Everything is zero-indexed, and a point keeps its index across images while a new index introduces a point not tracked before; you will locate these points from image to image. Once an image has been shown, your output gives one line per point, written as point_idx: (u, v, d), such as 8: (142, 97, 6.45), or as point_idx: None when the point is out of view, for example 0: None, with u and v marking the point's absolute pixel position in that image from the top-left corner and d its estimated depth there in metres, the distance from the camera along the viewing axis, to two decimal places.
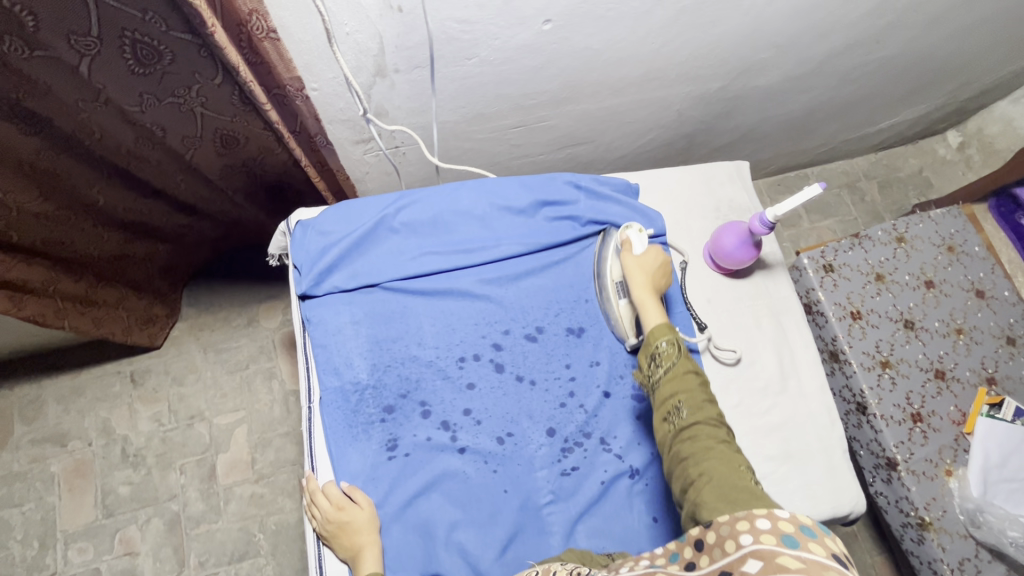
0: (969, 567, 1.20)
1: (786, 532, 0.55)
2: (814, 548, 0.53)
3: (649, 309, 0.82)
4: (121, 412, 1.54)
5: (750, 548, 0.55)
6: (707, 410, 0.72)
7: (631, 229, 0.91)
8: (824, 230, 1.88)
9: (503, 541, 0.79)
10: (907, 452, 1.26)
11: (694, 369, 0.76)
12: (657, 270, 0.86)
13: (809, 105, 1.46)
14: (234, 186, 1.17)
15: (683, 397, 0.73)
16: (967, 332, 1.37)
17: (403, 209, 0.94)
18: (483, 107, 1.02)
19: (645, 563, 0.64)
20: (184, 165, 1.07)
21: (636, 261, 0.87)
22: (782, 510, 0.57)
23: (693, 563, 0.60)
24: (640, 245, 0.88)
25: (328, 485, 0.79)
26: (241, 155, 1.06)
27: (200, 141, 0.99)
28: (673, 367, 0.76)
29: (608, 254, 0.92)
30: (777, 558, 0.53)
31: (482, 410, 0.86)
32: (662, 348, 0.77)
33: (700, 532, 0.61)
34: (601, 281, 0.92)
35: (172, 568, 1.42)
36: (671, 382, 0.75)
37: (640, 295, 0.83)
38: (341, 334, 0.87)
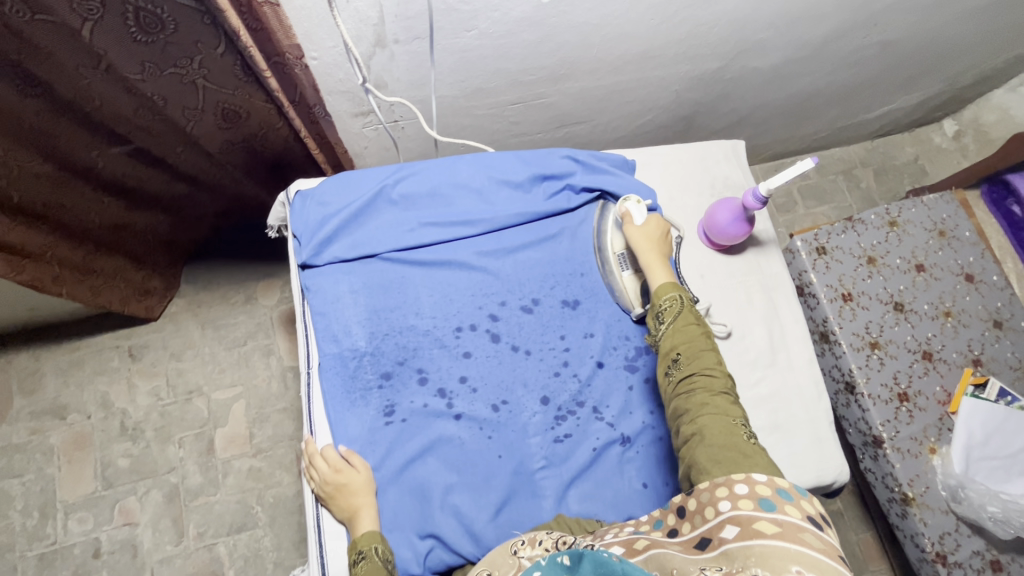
0: (949, 541, 1.23)
1: (762, 496, 0.58)
2: (790, 510, 0.56)
3: (654, 270, 0.85)
4: (120, 386, 1.55)
5: (728, 513, 0.58)
6: (705, 357, 0.74)
7: (628, 200, 0.93)
8: (818, 215, 1.90)
9: (496, 504, 0.81)
10: (893, 430, 1.29)
11: (696, 321, 0.79)
12: (660, 237, 0.89)
13: (807, 89, 1.47)
14: (235, 162, 1.18)
15: (681, 348, 0.76)
16: (955, 315, 1.39)
17: (401, 180, 0.95)
18: (482, 82, 1.03)
19: (630, 530, 0.68)
20: (185, 138, 1.08)
21: (638, 231, 0.90)
22: (760, 475, 0.60)
23: (676, 529, 0.63)
24: (640, 216, 0.91)
25: (326, 449, 0.81)
26: (243, 130, 1.07)
27: (201, 113, 0.99)
28: (675, 321, 0.79)
29: (608, 228, 0.95)
30: (754, 524, 0.55)
31: (478, 378, 0.88)
32: (665, 305, 0.80)
33: (682, 499, 0.64)
34: (603, 254, 0.95)
35: (171, 538, 1.45)
36: (672, 336, 0.77)
37: (647, 261, 0.86)
38: (339, 303, 0.89)
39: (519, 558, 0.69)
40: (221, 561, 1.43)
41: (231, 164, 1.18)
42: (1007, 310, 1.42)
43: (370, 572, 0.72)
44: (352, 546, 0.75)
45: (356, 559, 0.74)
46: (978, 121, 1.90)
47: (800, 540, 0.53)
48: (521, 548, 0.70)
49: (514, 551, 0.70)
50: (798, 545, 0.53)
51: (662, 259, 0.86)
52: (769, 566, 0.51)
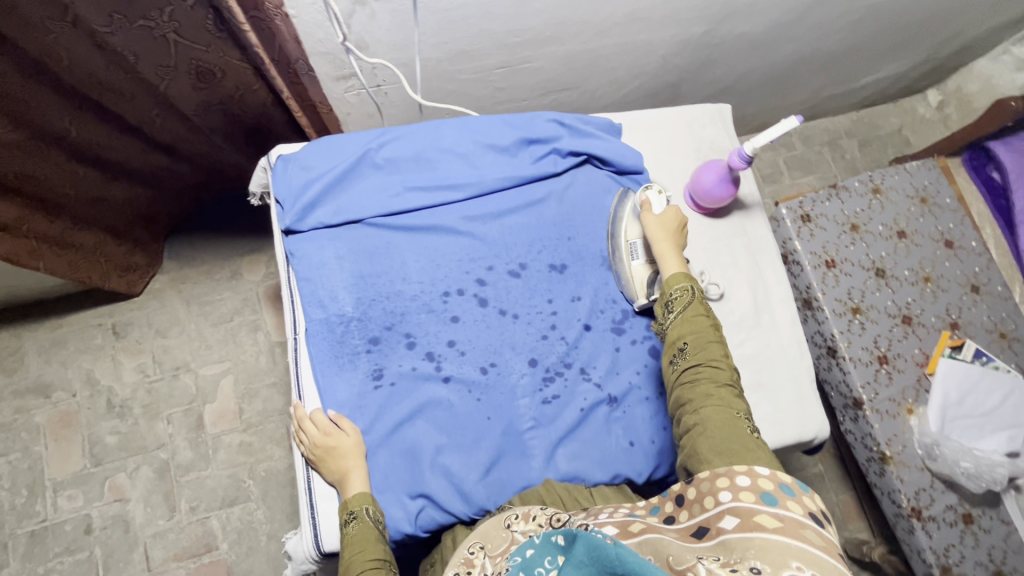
0: (924, 497, 1.28)
1: (764, 490, 0.59)
2: (791, 505, 0.57)
3: (667, 259, 0.83)
4: (105, 363, 1.53)
5: (728, 503, 0.59)
6: (714, 349, 0.75)
7: (649, 189, 0.92)
8: (804, 186, 1.91)
9: (485, 464, 0.82)
10: (872, 392, 1.32)
11: (705, 312, 0.79)
12: (676, 228, 0.87)
13: (793, 56, 1.47)
14: (213, 127, 1.17)
15: (689, 339, 0.77)
16: (934, 280, 1.42)
17: (385, 144, 0.94)
18: (467, 45, 1.01)
19: (624, 511, 0.67)
20: (161, 100, 1.05)
21: (655, 219, 0.88)
22: (762, 469, 0.61)
23: (673, 516, 0.63)
24: (659, 206, 0.89)
25: (315, 413, 0.81)
26: (219, 91, 1.05)
27: (174, 71, 0.98)
28: (685, 311, 0.79)
29: (625, 214, 0.94)
30: (754, 516, 0.56)
31: (466, 342, 0.88)
32: (675, 294, 0.80)
33: (681, 488, 0.64)
34: (614, 242, 0.94)
35: (163, 513, 1.45)
36: (680, 326, 0.78)
37: (660, 250, 0.85)
38: (325, 268, 0.88)
39: (512, 532, 0.67)
40: (215, 534, 1.44)
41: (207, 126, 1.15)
42: (985, 275, 1.45)
43: (363, 530, 0.73)
44: (343, 506, 0.76)
45: (347, 520, 0.74)
46: (961, 91, 1.91)
47: (802, 536, 0.53)
48: (514, 522, 0.68)
49: (508, 525, 0.68)
50: (798, 540, 0.53)
51: (676, 251, 0.85)
52: (769, 560, 0.51)
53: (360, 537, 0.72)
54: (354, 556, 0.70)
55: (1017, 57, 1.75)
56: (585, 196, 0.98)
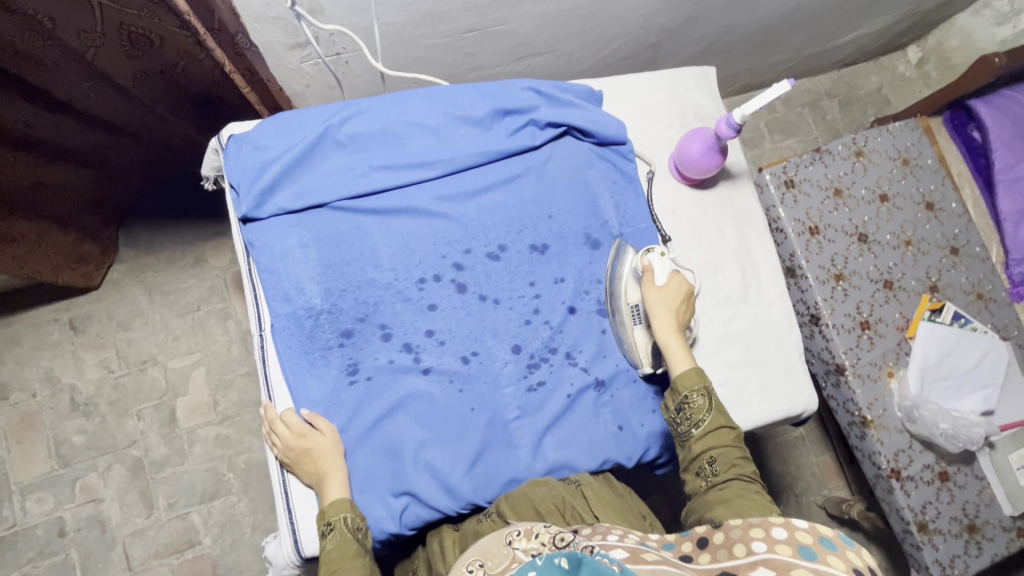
0: (903, 458, 1.31)
1: (803, 543, 0.56)
2: (833, 561, 0.54)
3: (674, 351, 0.80)
4: (64, 360, 1.45)
5: (763, 554, 0.56)
6: (741, 466, 0.72)
7: (652, 252, 0.86)
8: (785, 149, 1.87)
9: (471, 458, 0.79)
10: (855, 357, 1.33)
11: (726, 424, 0.76)
12: (680, 306, 0.83)
13: (775, 13, 1.40)
14: (153, 96, 1.07)
15: (716, 453, 0.73)
16: (915, 244, 1.41)
17: (348, 119, 0.86)
18: (433, 6, 0.93)
19: (635, 538, 0.63)
20: (91, 70, 0.95)
21: (657, 292, 0.83)
22: (800, 521, 0.58)
23: (690, 556, 0.61)
24: (662, 276, 0.84)
25: (286, 414, 0.76)
26: (158, 59, 0.96)
27: (102, 37, 0.87)
28: (706, 424, 0.76)
29: (623, 276, 0.87)
30: (791, 569, 0.53)
31: (446, 330, 0.84)
32: (693, 398, 0.76)
33: (707, 532, 0.62)
34: (614, 302, 0.87)
35: (141, 511, 1.40)
36: (704, 439, 0.75)
37: (664, 336, 0.81)
38: (289, 258, 0.82)
39: (514, 549, 0.61)
40: (197, 529, 1.41)
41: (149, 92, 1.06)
42: (964, 237, 1.45)
43: (339, 545, 0.69)
44: (320, 517, 0.72)
45: (324, 531, 0.71)
46: (942, 47, 1.88)
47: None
48: (516, 539, 0.63)
49: (509, 542, 0.63)
50: None
51: (680, 336, 0.81)
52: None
53: (338, 552, 0.69)
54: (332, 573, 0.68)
55: (998, 11, 1.73)
56: (565, 169, 0.92)
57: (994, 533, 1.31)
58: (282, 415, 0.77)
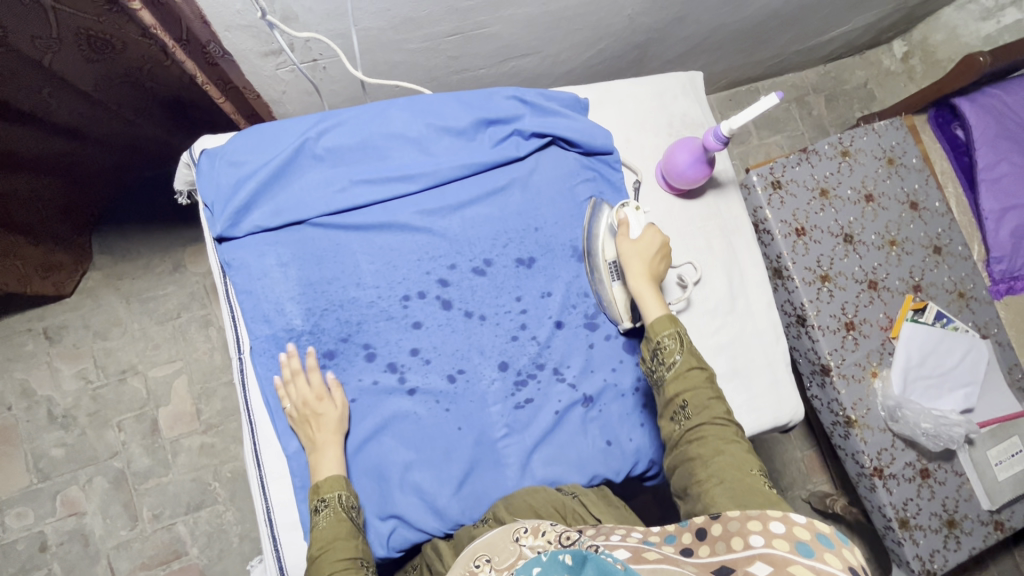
0: (885, 456, 1.33)
1: (800, 540, 0.54)
2: (830, 559, 0.51)
3: (647, 298, 0.79)
4: (40, 372, 1.41)
5: (760, 549, 0.54)
6: (714, 408, 0.72)
7: (626, 206, 0.86)
8: (772, 145, 1.87)
9: (458, 478, 0.79)
10: (839, 358, 1.34)
11: (698, 365, 0.76)
12: (655, 256, 0.82)
13: (763, 11, 1.38)
14: (118, 100, 1.02)
15: (688, 397, 0.73)
16: (899, 243, 1.42)
17: (326, 132, 0.83)
18: (412, 11, 0.89)
19: (638, 537, 0.62)
20: (50, 77, 0.90)
21: (632, 245, 0.82)
22: (798, 516, 0.56)
23: (690, 550, 0.58)
24: (637, 228, 0.83)
25: (311, 371, 0.77)
26: (120, 62, 0.91)
27: (59, 43, 0.82)
28: (677, 365, 0.75)
29: (600, 233, 0.87)
30: (789, 566, 0.51)
31: (431, 349, 0.82)
32: (665, 342, 0.76)
33: (705, 523, 0.59)
34: (592, 260, 0.87)
35: (125, 523, 1.38)
36: (675, 382, 0.75)
37: (636, 285, 0.80)
38: (267, 278, 0.79)
39: (521, 546, 0.59)
40: (183, 540, 1.38)
41: (118, 98, 1.02)
42: (947, 236, 1.46)
43: (332, 524, 0.70)
44: (314, 490, 0.73)
45: (318, 507, 0.71)
46: (927, 42, 1.87)
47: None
48: (522, 535, 0.61)
49: (516, 538, 0.61)
50: None
51: (652, 285, 0.80)
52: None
53: (331, 531, 0.69)
54: (325, 553, 0.67)
55: (982, 6, 1.74)
56: (550, 181, 0.90)
57: (972, 527, 1.35)
58: (307, 368, 0.77)
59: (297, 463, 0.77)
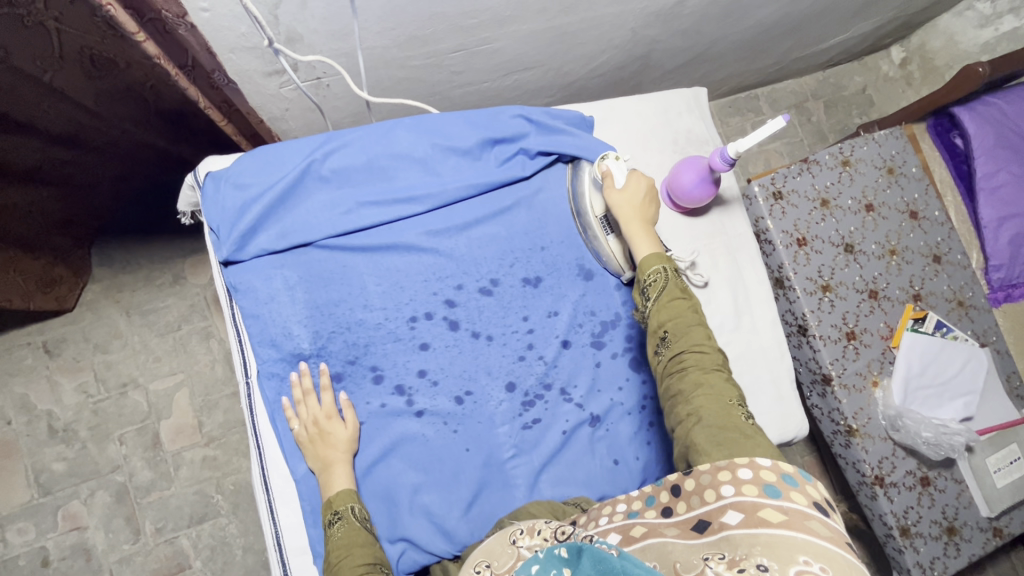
0: (886, 464, 1.34)
1: (767, 482, 0.55)
2: (796, 496, 0.53)
3: (636, 239, 0.79)
4: (40, 386, 1.40)
5: (732, 498, 0.54)
6: (694, 334, 0.72)
7: (607, 157, 0.84)
8: (771, 152, 1.87)
9: (466, 500, 0.79)
10: (841, 368, 1.34)
11: (682, 295, 0.75)
12: (644, 200, 0.81)
13: (764, 21, 1.39)
14: (120, 115, 1.00)
15: (670, 326, 0.73)
16: (899, 253, 1.43)
17: (331, 154, 0.82)
18: (417, 30, 0.89)
19: (622, 510, 0.63)
20: (49, 93, 0.87)
21: (620, 195, 0.81)
22: (763, 459, 0.56)
23: (670, 508, 0.59)
24: (621, 177, 0.82)
25: (323, 390, 0.77)
26: (122, 78, 0.89)
27: (60, 61, 0.80)
28: (661, 297, 0.75)
29: (585, 189, 0.87)
30: (759, 511, 0.52)
31: (439, 370, 0.82)
32: (652, 279, 0.76)
33: (678, 479, 0.60)
34: (583, 219, 0.88)
35: (127, 537, 1.37)
36: (658, 314, 0.74)
37: (629, 233, 0.80)
38: (275, 301, 0.79)
39: (518, 547, 0.62)
40: (186, 552, 1.38)
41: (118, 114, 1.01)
42: (946, 245, 1.47)
43: (347, 533, 0.69)
44: (327, 505, 0.72)
45: (331, 520, 0.71)
46: (925, 48, 1.88)
47: (807, 529, 0.50)
48: (519, 537, 0.64)
49: (512, 540, 0.64)
50: (805, 535, 0.49)
51: (643, 226, 0.80)
52: (776, 556, 0.48)
53: (348, 539, 0.69)
54: (342, 560, 0.67)
55: (980, 13, 1.75)
56: (557, 201, 0.90)
57: (971, 534, 1.36)
58: (319, 388, 0.77)
59: (305, 487, 0.76)
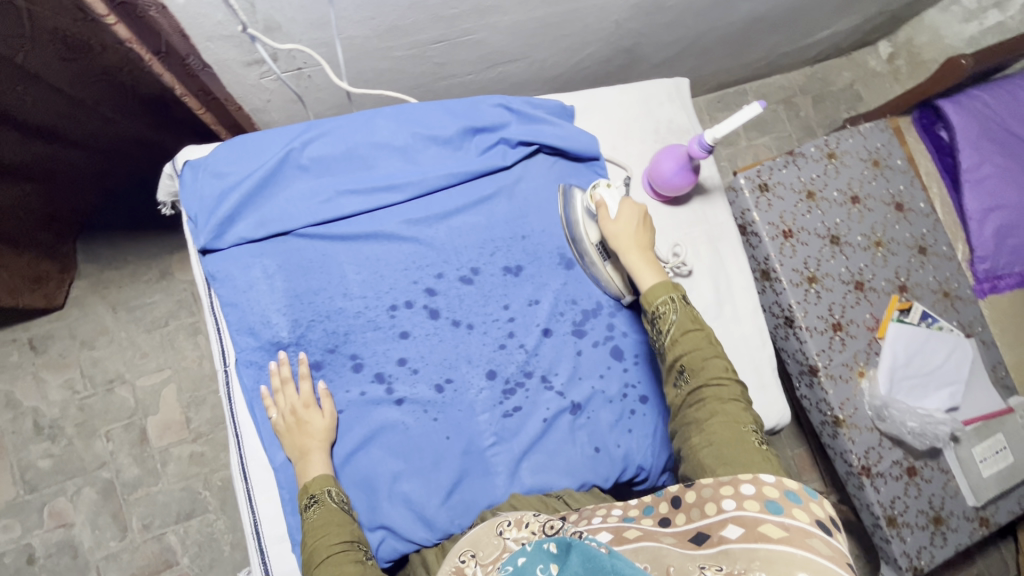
0: (873, 455, 1.34)
1: (769, 498, 0.56)
2: (797, 514, 0.54)
3: (639, 270, 0.79)
4: (25, 383, 1.39)
5: (732, 512, 0.56)
6: (712, 366, 0.72)
7: (598, 187, 0.85)
8: (760, 147, 1.88)
9: (447, 488, 0.79)
10: (827, 359, 1.35)
11: (695, 326, 0.76)
12: (638, 227, 0.81)
13: (750, 15, 1.39)
14: (98, 100, 1.00)
15: (686, 360, 0.74)
16: (885, 244, 1.44)
17: (310, 142, 0.83)
18: (397, 19, 0.89)
19: (618, 514, 0.64)
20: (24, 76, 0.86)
21: (615, 225, 0.82)
22: (767, 475, 0.58)
23: (667, 518, 0.60)
24: (615, 205, 0.83)
25: (301, 379, 0.77)
26: (98, 61, 0.88)
27: (33, 42, 0.79)
28: (673, 330, 0.76)
29: (578, 218, 0.86)
30: (759, 526, 0.53)
31: (419, 359, 0.82)
32: (660, 310, 0.77)
33: (680, 491, 0.62)
34: (579, 247, 0.87)
35: (114, 534, 1.36)
36: (674, 347, 0.75)
37: (628, 262, 0.80)
38: (253, 290, 0.79)
39: (504, 540, 0.62)
40: (174, 549, 1.37)
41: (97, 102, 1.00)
42: (931, 236, 1.48)
43: (325, 515, 0.70)
44: (303, 491, 0.72)
45: (307, 505, 0.71)
46: (912, 43, 1.89)
47: (808, 546, 0.50)
48: (506, 529, 0.63)
49: (500, 531, 0.63)
50: (806, 551, 0.49)
51: (643, 253, 0.80)
52: (774, 571, 0.48)
53: (325, 519, 0.69)
54: (318, 541, 0.67)
55: (965, 8, 1.75)
56: (537, 189, 0.90)
57: (958, 524, 1.36)
58: (298, 376, 0.77)
59: (283, 475, 0.76)
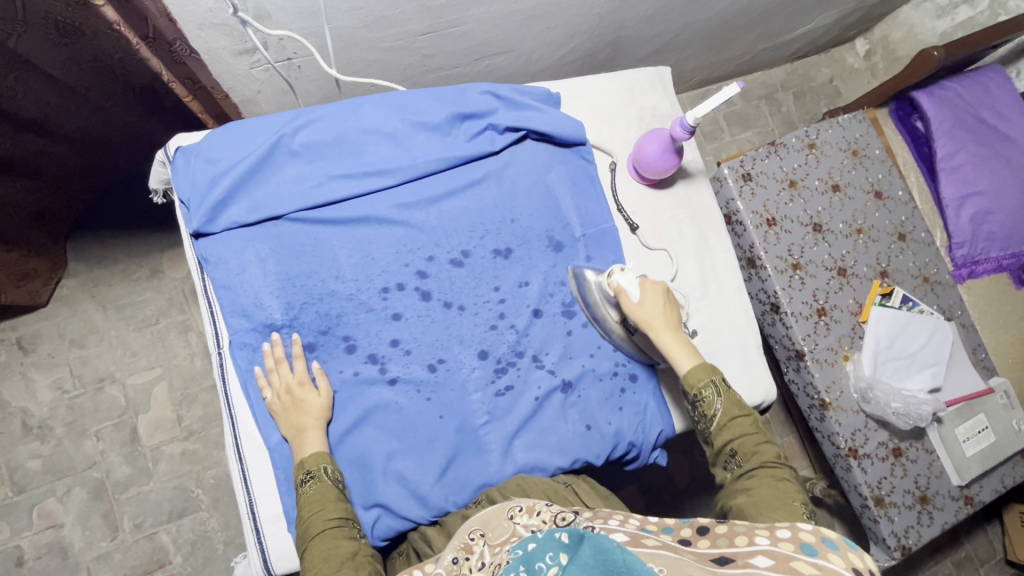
0: (859, 437, 1.37)
1: (805, 541, 0.54)
2: (833, 559, 0.52)
3: (677, 354, 0.81)
4: (13, 383, 1.38)
5: (763, 546, 0.55)
6: (763, 452, 0.75)
7: (613, 272, 0.84)
8: (743, 141, 1.92)
9: (441, 466, 0.80)
10: (813, 343, 1.38)
11: (740, 413, 0.79)
12: (664, 308, 0.83)
13: (730, 9, 1.43)
14: (87, 88, 1.00)
15: (737, 446, 0.76)
16: (866, 232, 1.47)
17: (301, 128, 0.84)
18: (385, 9, 0.91)
19: (636, 524, 0.64)
20: (15, 64, 0.87)
21: (641, 312, 0.82)
22: (805, 523, 0.57)
23: (689, 540, 0.60)
24: (635, 291, 0.83)
25: (295, 359, 0.78)
26: (90, 48, 0.89)
27: (25, 26, 0.80)
28: (719, 416, 0.78)
29: (599, 301, 0.87)
30: (790, 561, 0.52)
31: (411, 340, 0.83)
32: (704, 394, 0.79)
33: (709, 523, 0.62)
34: (605, 327, 0.88)
35: (105, 534, 1.35)
36: (722, 433, 0.78)
37: (662, 346, 0.82)
38: (246, 273, 0.80)
39: (515, 524, 0.65)
40: (166, 548, 1.36)
41: (87, 92, 1.01)
42: (910, 223, 1.52)
43: (321, 492, 0.71)
44: (299, 466, 0.73)
45: (304, 479, 0.72)
46: (887, 39, 1.94)
47: None
48: (517, 514, 0.66)
49: (511, 516, 0.66)
50: None
51: (674, 334, 0.82)
52: None
53: (321, 498, 0.71)
54: (315, 514, 0.69)
55: (937, 4, 1.80)
56: (525, 173, 0.92)
57: (944, 503, 1.39)
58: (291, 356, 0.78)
59: (279, 455, 0.77)
